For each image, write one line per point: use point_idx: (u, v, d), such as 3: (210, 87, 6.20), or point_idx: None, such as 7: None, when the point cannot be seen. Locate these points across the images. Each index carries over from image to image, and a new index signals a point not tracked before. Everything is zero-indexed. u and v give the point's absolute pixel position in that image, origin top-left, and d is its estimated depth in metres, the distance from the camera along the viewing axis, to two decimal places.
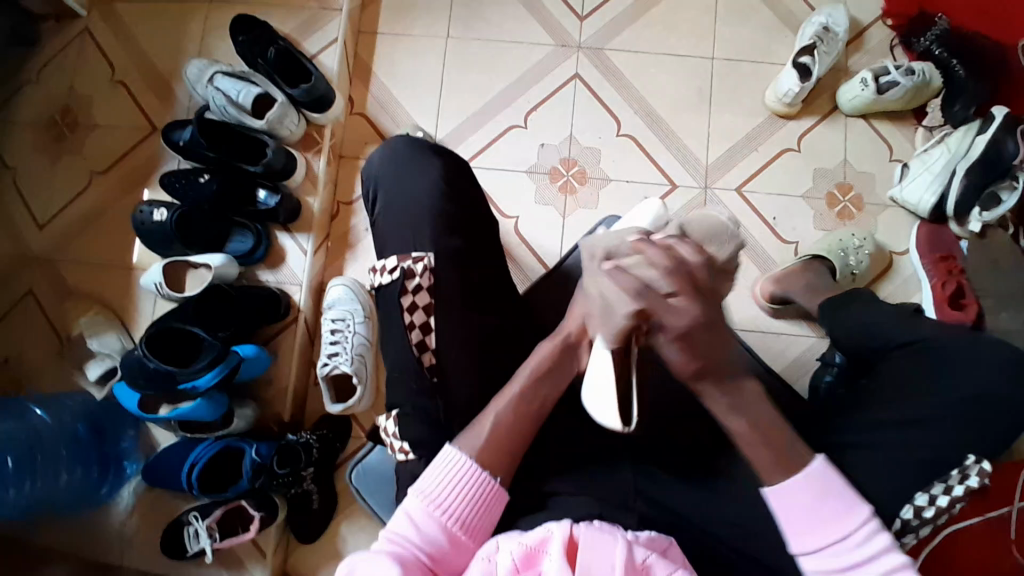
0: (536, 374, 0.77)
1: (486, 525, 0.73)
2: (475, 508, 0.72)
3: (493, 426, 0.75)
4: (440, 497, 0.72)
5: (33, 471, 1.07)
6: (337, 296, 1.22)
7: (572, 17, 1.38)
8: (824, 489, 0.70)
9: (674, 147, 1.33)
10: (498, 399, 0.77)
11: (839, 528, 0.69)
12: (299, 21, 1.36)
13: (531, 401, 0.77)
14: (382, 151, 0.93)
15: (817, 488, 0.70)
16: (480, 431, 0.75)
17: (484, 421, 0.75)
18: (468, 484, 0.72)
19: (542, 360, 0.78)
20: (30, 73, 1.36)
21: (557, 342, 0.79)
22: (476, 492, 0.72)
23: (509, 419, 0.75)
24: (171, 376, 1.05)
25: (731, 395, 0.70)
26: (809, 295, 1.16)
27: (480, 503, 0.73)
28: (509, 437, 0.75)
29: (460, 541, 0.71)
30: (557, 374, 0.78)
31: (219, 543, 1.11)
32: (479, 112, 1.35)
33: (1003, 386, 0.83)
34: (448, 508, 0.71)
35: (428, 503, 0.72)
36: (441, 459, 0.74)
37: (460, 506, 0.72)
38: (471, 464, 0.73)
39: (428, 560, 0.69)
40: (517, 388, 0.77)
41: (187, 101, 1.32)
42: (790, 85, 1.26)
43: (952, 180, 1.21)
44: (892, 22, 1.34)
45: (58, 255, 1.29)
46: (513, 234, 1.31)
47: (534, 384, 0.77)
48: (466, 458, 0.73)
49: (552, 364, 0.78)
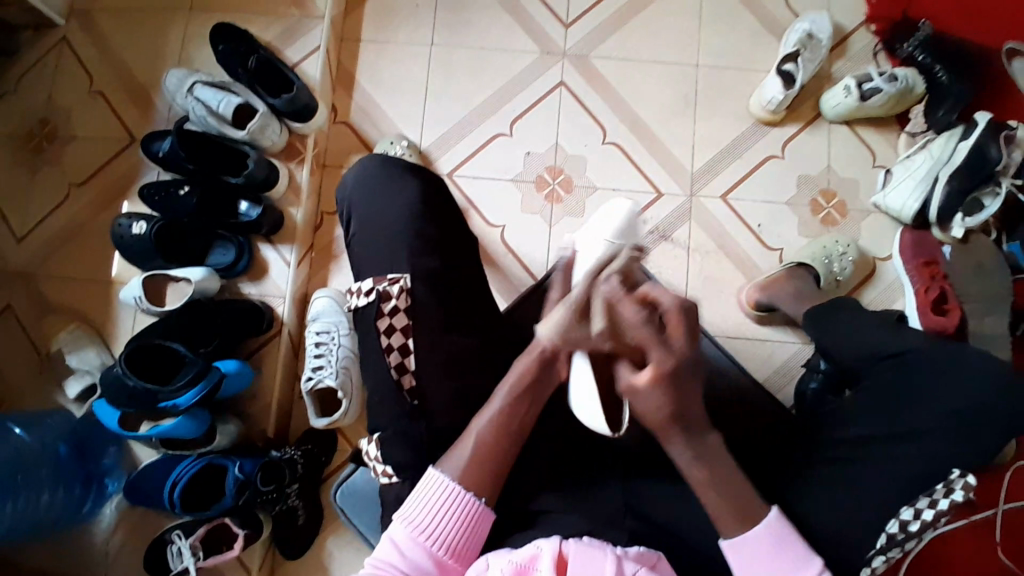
0: (519, 388, 0.76)
1: (474, 547, 0.73)
2: (461, 533, 0.72)
3: (476, 446, 0.75)
4: (426, 524, 0.72)
5: (14, 490, 1.05)
6: (321, 308, 1.21)
7: (557, 25, 1.37)
8: (776, 546, 0.70)
9: (661, 155, 1.33)
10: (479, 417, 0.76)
11: None
12: (280, 28, 1.34)
13: (512, 418, 0.76)
14: (355, 172, 0.92)
15: (772, 542, 0.70)
16: (463, 452, 0.75)
17: (466, 441, 0.75)
18: (453, 511, 0.72)
19: (524, 371, 0.77)
20: (5, 83, 1.33)
21: (534, 358, 0.77)
22: (461, 518, 0.73)
23: (491, 436, 0.75)
24: (151, 394, 1.03)
25: (694, 443, 0.70)
26: (796, 302, 1.18)
27: (465, 527, 0.73)
28: (491, 454, 0.75)
29: (447, 566, 0.72)
30: (540, 387, 0.77)
31: (203, 562, 1.10)
32: (464, 120, 1.34)
33: (991, 395, 0.82)
34: (433, 535, 0.72)
35: (414, 530, 0.72)
36: (426, 485, 0.74)
37: (446, 533, 0.72)
38: (454, 489, 0.73)
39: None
40: (500, 403, 0.76)
41: (166, 112, 1.30)
42: (774, 93, 1.26)
43: (935, 187, 1.22)
44: (876, 27, 1.34)
45: (37, 269, 1.26)
46: (500, 243, 1.30)
47: (514, 401, 0.76)
48: (449, 481, 0.73)
49: (536, 377, 0.77)
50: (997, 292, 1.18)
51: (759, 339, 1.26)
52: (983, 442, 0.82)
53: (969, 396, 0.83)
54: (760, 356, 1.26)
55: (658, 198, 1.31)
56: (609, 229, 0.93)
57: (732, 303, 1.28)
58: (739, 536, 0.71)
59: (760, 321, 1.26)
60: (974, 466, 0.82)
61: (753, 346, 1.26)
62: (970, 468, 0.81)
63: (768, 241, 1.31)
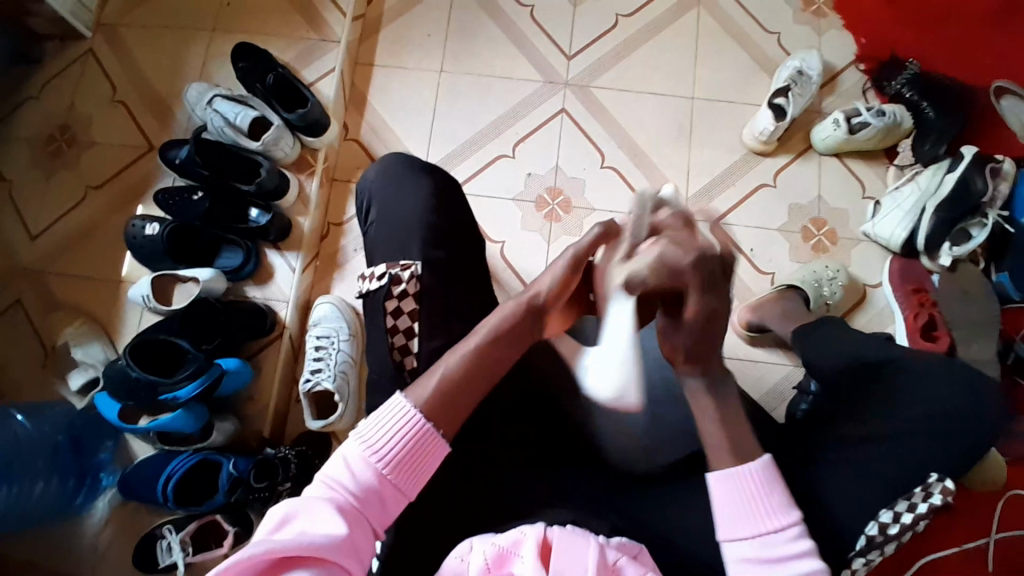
0: (497, 330, 0.75)
1: (422, 473, 0.69)
2: (415, 459, 0.68)
3: (442, 378, 0.72)
4: (382, 445, 0.68)
5: (10, 476, 1.09)
6: (322, 314, 1.25)
7: (560, 56, 1.45)
8: (766, 485, 0.66)
9: (656, 179, 1.38)
10: (451, 353, 0.74)
11: (766, 519, 0.65)
12: (299, 51, 1.43)
13: (487, 355, 0.74)
14: (377, 168, 0.98)
15: (762, 479, 0.67)
16: (429, 383, 0.72)
17: (432, 374, 0.73)
18: (411, 435, 0.68)
19: (505, 319, 0.76)
20: (33, 91, 1.40)
21: (522, 303, 0.77)
22: (418, 444, 0.69)
23: (465, 366, 0.73)
24: (151, 387, 1.07)
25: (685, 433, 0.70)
26: (783, 321, 1.20)
27: (419, 450, 0.69)
28: (461, 391, 0.72)
29: (398, 494, 0.67)
30: (517, 337, 0.76)
31: (191, 558, 1.10)
32: (469, 142, 1.41)
33: (963, 404, 0.86)
34: (390, 459, 0.67)
35: (369, 450, 0.67)
36: (387, 408, 0.70)
37: (403, 457, 0.68)
38: (415, 414, 0.69)
39: (367, 511, 0.66)
40: (475, 340, 0.74)
41: (186, 123, 1.37)
42: (765, 124, 1.32)
43: (923, 217, 1.26)
44: (864, 66, 1.41)
45: (49, 267, 1.31)
46: (499, 258, 1.34)
47: (493, 340, 0.75)
48: (412, 407, 0.69)
49: (517, 323, 0.76)
50: (981, 316, 1.22)
51: (751, 360, 1.28)
52: (958, 450, 0.85)
53: (951, 405, 0.86)
54: (751, 376, 1.28)
55: None
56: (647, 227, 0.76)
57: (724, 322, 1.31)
58: (728, 471, 0.67)
59: (751, 343, 1.28)
60: (951, 470, 0.85)
61: (745, 366, 1.28)
62: (948, 472, 0.84)
63: (759, 264, 1.34)
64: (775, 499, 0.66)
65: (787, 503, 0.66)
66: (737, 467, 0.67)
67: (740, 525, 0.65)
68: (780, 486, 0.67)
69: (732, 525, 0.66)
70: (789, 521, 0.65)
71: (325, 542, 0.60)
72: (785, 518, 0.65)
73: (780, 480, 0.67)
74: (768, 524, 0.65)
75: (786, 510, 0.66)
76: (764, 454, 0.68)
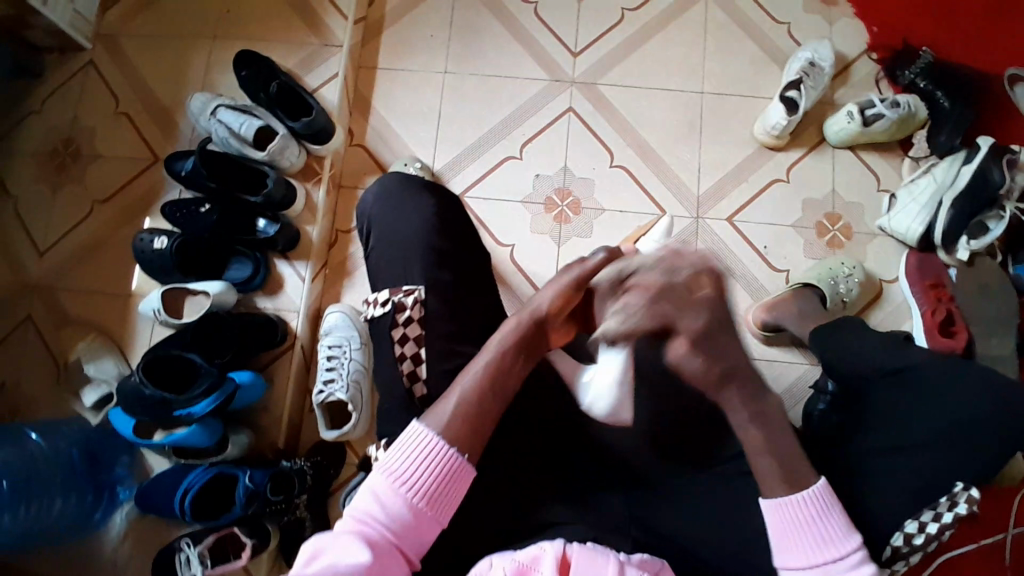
0: (501, 347, 0.77)
1: (449, 500, 0.72)
2: (439, 485, 0.71)
3: (459, 401, 0.74)
4: (406, 473, 0.71)
5: (29, 496, 1.07)
6: (333, 323, 1.24)
7: (565, 54, 1.42)
8: (824, 512, 0.70)
9: (665, 178, 1.36)
10: (464, 375, 0.76)
11: (828, 547, 0.69)
12: (300, 56, 1.41)
13: (499, 375, 0.76)
14: (375, 191, 0.97)
15: (819, 506, 0.71)
16: (446, 408, 0.74)
17: (447, 398, 0.74)
18: (434, 461, 0.71)
19: (508, 333, 0.78)
20: (35, 105, 1.39)
21: (526, 316, 0.79)
22: (442, 470, 0.71)
23: (480, 386, 0.75)
24: (167, 403, 1.06)
25: None
26: (799, 322, 1.19)
27: (444, 478, 0.71)
28: (478, 413, 0.74)
29: (424, 519, 0.70)
30: (523, 352, 0.78)
31: (211, 570, 1.08)
32: (475, 144, 1.39)
33: (987, 411, 0.84)
34: (414, 485, 0.70)
35: (395, 482, 0.71)
36: (410, 438, 0.73)
37: (427, 484, 0.71)
38: (437, 442, 0.72)
39: (394, 538, 0.69)
40: (486, 357, 0.76)
41: (190, 133, 1.36)
42: (778, 118, 1.29)
43: (940, 210, 1.24)
44: (877, 56, 1.38)
45: (59, 283, 1.31)
46: (508, 261, 1.33)
47: (503, 358, 0.77)
48: (432, 433, 0.72)
49: (521, 339, 0.78)
50: (1003, 309, 1.19)
51: (765, 360, 1.27)
52: (982, 455, 0.84)
53: (972, 410, 0.85)
54: (766, 376, 1.26)
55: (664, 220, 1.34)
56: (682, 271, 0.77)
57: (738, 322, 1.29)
58: (786, 498, 0.71)
59: (766, 342, 1.27)
60: (974, 477, 0.83)
61: (760, 365, 1.27)
62: (972, 480, 0.83)
63: (773, 262, 1.32)
64: (832, 527, 0.70)
65: (846, 529, 0.70)
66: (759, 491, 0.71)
67: (801, 553, 0.70)
68: (837, 510, 0.71)
69: (794, 553, 0.70)
70: (849, 547, 0.70)
71: (351, 570, 0.63)
72: (846, 544, 0.70)
73: (834, 503, 0.71)
74: (829, 552, 0.69)
75: (846, 538, 0.70)
76: (819, 480, 0.72)
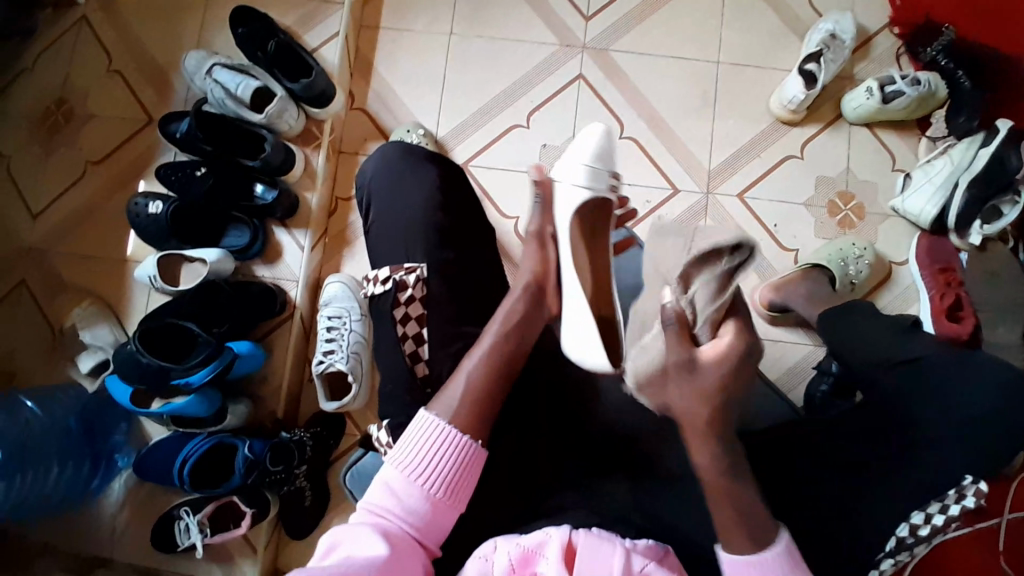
0: (510, 324, 0.78)
1: (465, 488, 0.71)
2: (456, 475, 0.71)
3: (472, 389, 0.74)
4: (422, 465, 0.70)
5: (25, 464, 1.06)
6: (333, 293, 1.21)
7: (577, 17, 1.36)
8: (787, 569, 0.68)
9: (677, 152, 1.32)
10: (472, 354, 0.77)
11: None
12: (299, 13, 1.35)
13: (506, 354, 0.77)
14: (380, 156, 0.94)
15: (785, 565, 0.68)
16: (458, 395, 0.74)
17: (456, 383, 0.74)
18: (450, 449, 0.71)
19: (515, 310, 0.79)
20: (25, 60, 1.33)
21: (523, 296, 0.81)
22: (455, 457, 0.71)
23: (500, 363, 0.76)
24: (164, 372, 1.05)
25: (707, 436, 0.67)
26: (808, 303, 1.16)
27: (459, 468, 0.71)
28: (488, 407, 0.74)
29: (442, 509, 0.70)
30: (529, 326, 0.79)
31: (210, 539, 1.10)
32: (481, 110, 1.34)
33: (996, 405, 0.83)
34: (430, 476, 0.70)
35: (412, 474, 0.70)
36: (423, 429, 0.72)
37: (439, 470, 0.70)
38: (449, 430, 0.71)
39: (411, 527, 0.68)
40: (490, 340, 0.77)
41: (185, 93, 1.31)
42: (795, 92, 1.25)
43: (954, 194, 1.20)
44: (899, 30, 1.33)
45: (52, 246, 1.27)
46: (512, 235, 1.30)
47: (506, 340, 0.77)
48: (440, 421, 0.72)
49: (524, 317, 0.79)
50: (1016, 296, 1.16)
51: (770, 340, 1.25)
52: (992, 449, 0.82)
53: (986, 405, 0.83)
54: (771, 357, 1.25)
55: (673, 195, 1.31)
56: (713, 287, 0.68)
57: (745, 302, 1.27)
58: (748, 556, 0.69)
59: (771, 323, 1.25)
60: (984, 470, 0.82)
61: (764, 346, 1.25)
62: (982, 474, 0.82)
63: (783, 242, 1.30)
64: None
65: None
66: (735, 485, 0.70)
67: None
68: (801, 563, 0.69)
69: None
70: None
71: (369, 563, 0.62)
72: None
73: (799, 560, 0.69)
74: None
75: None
76: (783, 534, 0.70)
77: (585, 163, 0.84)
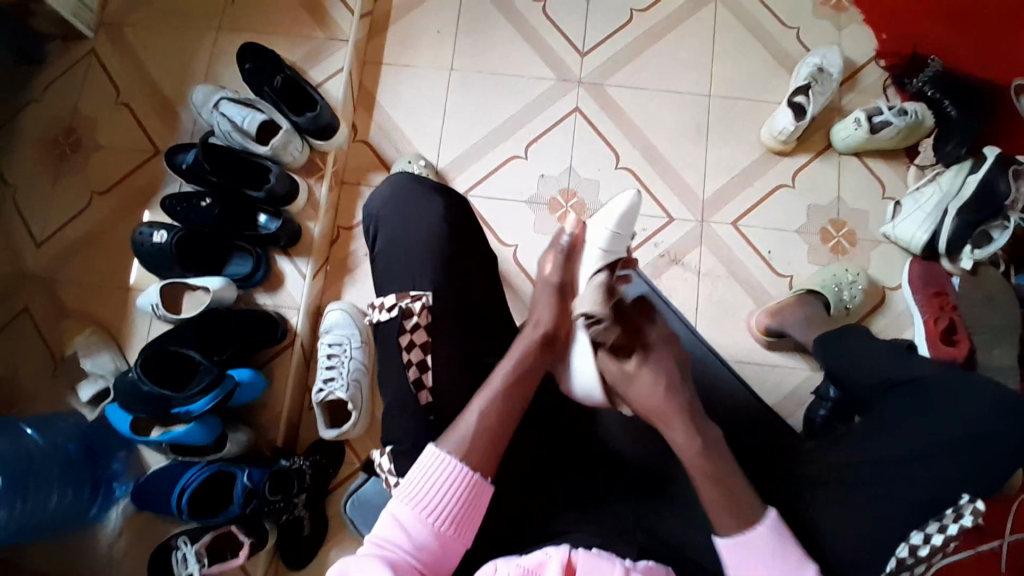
0: (518, 370, 0.78)
1: (472, 522, 0.72)
2: (464, 508, 0.71)
3: (476, 426, 0.73)
4: (431, 498, 0.71)
5: (25, 491, 1.05)
6: (334, 321, 1.22)
7: (574, 53, 1.41)
8: (777, 548, 0.71)
9: (672, 181, 1.35)
10: (478, 398, 0.75)
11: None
12: (305, 50, 1.39)
13: (516, 397, 0.76)
14: (385, 189, 0.96)
15: (772, 543, 0.71)
16: (461, 432, 0.73)
17: (466, 421, 0.74)
18: (459, 483, 0.71)
19: (525, 356, 0.79)
20: (37, 94, 1.37)
21: (536, 338, 0.81)
22: (465, 491, 0.71)
23: (509, 400, 0.76)
24: (164, 399, 1.06)
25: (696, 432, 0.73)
26: (806, 329, 1.18)
27: (468, 502, 0.71)
28: (494, 438, 0.73)
29: (449, 542, 0.70)
30: (540, 367, 0.79)
31: (208, 569, 1.05)
32: (481, 141, 1.38)
33: (991, 424, 0.84)
34: (440, 510, 0.70)
35: (422, 506, 0.71)
36: (435, 463, 0.72)
37: (448, 506, 0.71)
38: (458, 465, 0.72)
39: (420, 564, 0.69)
40: (499, 383, 0.76)
41: (192, 126, 1.34)
42: (785, 124, 1.29)
43: (944, 219, 1.23)
44: (885, 62, 1.37)
45: (56, 274, 1.29)
46: (511, 262, 1.32)
47: (517, 381, 0.77)
48: (451, 457, 0.72)
49: (536, 360, 0.79)
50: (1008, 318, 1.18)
51: (767, 364, 1.26)
52: (989, 469, 0.82)
53: (981, 425, 0.84)
54: (769, 381, 1.26)
55: (669, 223, 1.33)
56: (612, 218, 0.86)
57: (741, 326, 1.29)
58: (735, 538, 0.71)
59: (768, 347, 1.27)
60: (981, 490, 0.82)
61: (762, 371, 1.26)
62: (980, 493, 0.82)
63: (777, 267, 1.32)
64: (788, 555, 0.71)
65: (799, 561, 0.71)
66: (730, 500, 0.71)
67: None
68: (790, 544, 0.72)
69: None
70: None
71: None
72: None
73: (788, 537, 0.72)
74: None
75: (801, 569, 0.71)
76: (767, 512, 0.72)
77: (608, 228, 0.86)
